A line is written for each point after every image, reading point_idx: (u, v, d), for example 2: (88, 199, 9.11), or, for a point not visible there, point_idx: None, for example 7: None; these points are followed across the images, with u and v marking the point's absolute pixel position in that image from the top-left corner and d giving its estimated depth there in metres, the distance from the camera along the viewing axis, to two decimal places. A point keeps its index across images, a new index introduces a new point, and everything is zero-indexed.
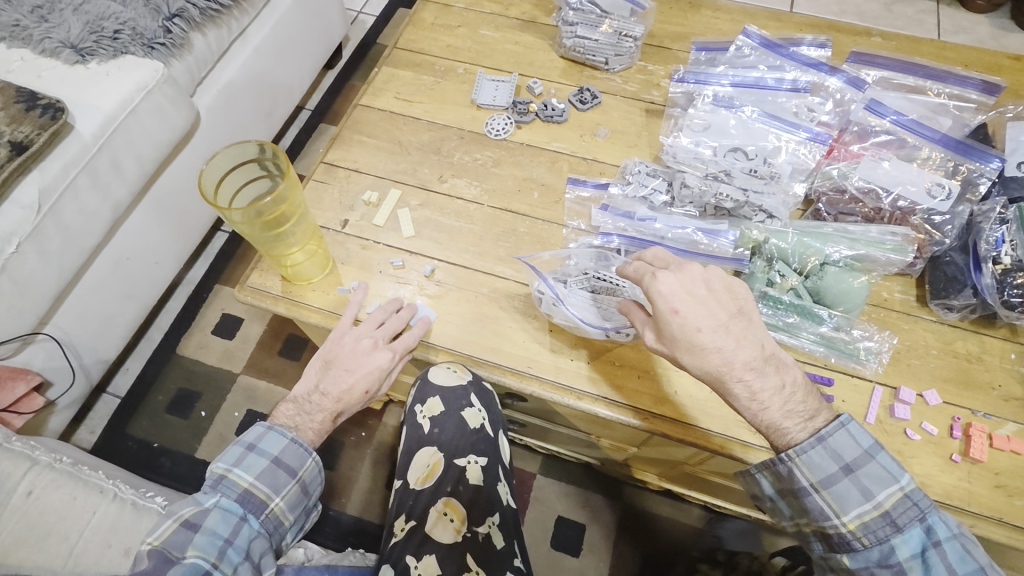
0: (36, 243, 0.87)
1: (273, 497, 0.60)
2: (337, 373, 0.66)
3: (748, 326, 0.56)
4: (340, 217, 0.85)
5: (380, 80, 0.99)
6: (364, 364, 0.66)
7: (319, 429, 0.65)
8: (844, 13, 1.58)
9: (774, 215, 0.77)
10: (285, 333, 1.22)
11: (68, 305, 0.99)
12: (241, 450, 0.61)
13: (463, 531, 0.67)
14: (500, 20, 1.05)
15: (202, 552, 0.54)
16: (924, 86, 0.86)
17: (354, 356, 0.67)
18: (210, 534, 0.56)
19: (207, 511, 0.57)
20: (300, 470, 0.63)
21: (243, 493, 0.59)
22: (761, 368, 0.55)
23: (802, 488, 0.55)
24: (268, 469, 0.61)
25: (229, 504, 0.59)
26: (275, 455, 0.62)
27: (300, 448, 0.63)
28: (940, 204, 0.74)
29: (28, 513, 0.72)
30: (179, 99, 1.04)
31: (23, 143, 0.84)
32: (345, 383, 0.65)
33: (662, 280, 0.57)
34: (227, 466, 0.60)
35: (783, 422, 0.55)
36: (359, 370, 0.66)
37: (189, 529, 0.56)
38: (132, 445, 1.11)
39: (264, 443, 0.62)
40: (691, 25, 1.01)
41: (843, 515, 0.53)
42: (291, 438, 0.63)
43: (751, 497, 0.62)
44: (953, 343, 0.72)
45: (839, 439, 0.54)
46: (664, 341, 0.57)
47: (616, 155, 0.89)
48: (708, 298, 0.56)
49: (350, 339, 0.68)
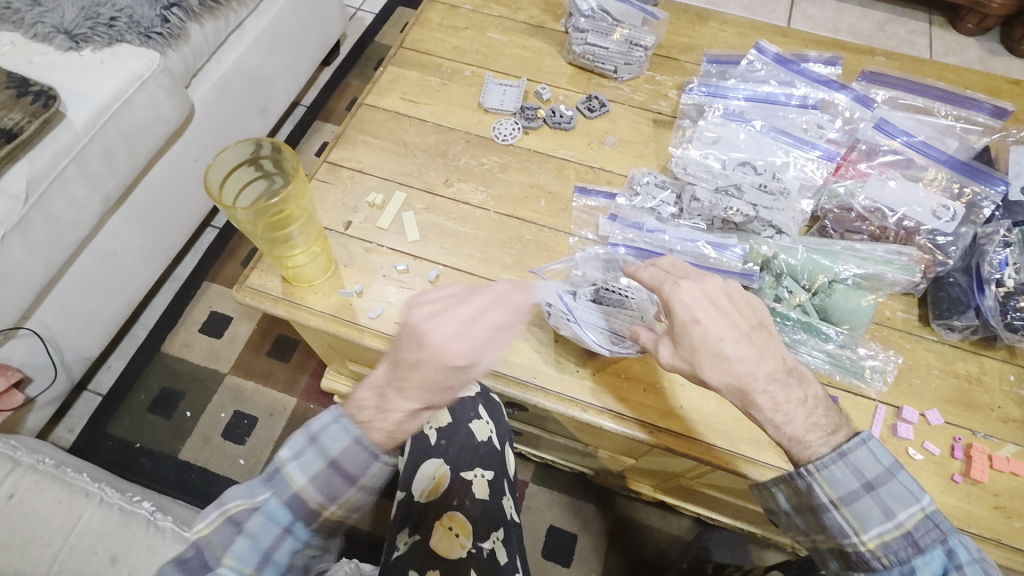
0: (22, 235, 0.84)
1: (328, 507, 0.44)
2: (407, 354, 0.45)
3: (770, 338, 0.56)
4: (343, 218, 0.83)
5: (386, 79, 0.97)
6: (444, 344, 0.44)
7: (392, 429, 0.45)
8: (838, 31, 1.60)
9: (783, 230, 0.77)
10: (275, 333, 1.20)
11: (51, 300, 0.95)
12: (300, 440, 0.44)
13: (467, 547, 0.66)
14: (508, 24, 1.04)
15: (237, 563, 0.43)
16: (933, 107, 0.87)
17: (430, 332, 0.45)
18: (250, 540, 0.43)
19: (254, 510, 0.43)
20: (363, 478, 0.44)
21: (292, 497, 0.44)
22: (784, 379, 0.55)
23: (822, 504, 0.54)
24: (323, 475, 0.44)
25: (275, 508, 0.43)
26: (335, 457, 0.44)
27: (365, 452, 0.44)
28: (945, 224, 0.75)
29: (9, 518, 0.69)
30: (175, 91, 1.01)
31: (12, 131, 0.80)
32: (418, 371, 0.44)
33: (683, 289, 0.57)
34: (285, 456, 0.44)
35: (805, 436, 0.55)
36: (438, 352, 0.44)
37: (232, 529, 0.43)
38: (112, 445, 1.07)
39: (327, 437, 0.44)
40: (698, 36, 1.01)
41: (863, 533, 0.53)
42: (356, 439, 0.44)
43: (765, 510, 0.62)
44: (954, 363, 0.73)
45: (860, 455, 0.54)
46: (683, 353, 0.57)
47: (623, 165, 0.89)
48: (729, 309, 0.57)
49: (415, 317, 0.46)
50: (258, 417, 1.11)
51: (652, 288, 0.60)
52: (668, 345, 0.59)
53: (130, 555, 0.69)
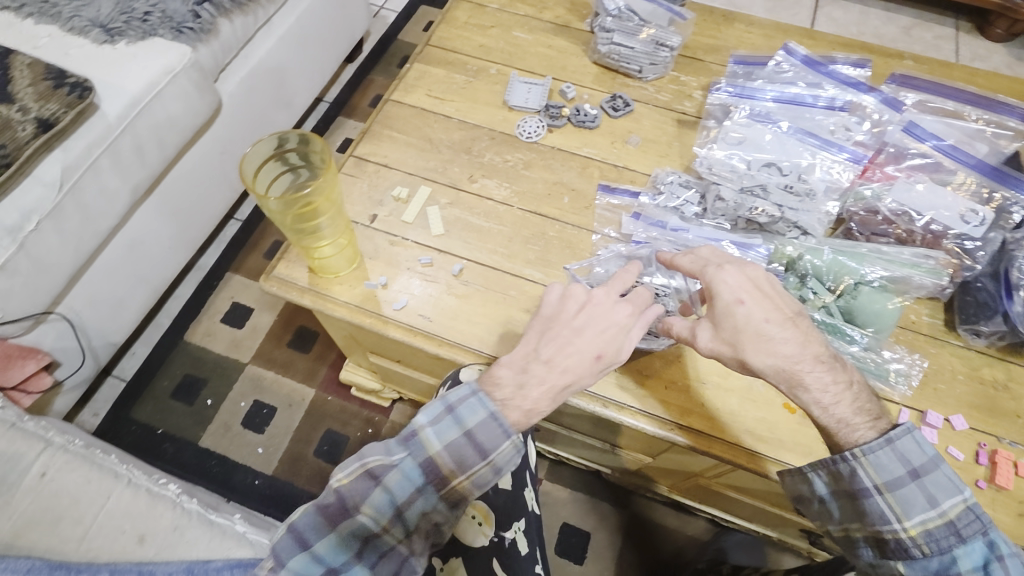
0: (55, 221, 0.86)
1: (458, 475, 0.50)
2: (563, 332, 0.55)
3: (810, 324, 0.59)
4: (369, 211, 0.84)
5: (412, 76, 0.98)
6: (598, 322, 0.56)
7: (529, 408, 0.52)
8: (863, 35, 1.58)
9: (808, 232, 0.78)
10: (295, 324, 1.21)
11: (81, 286, 0.98)
12: (440, 408, 0.50)
13: (490, 536, 0.66)
14: (534, 23, 1.05)
15: (375, 512, 0.48)
16: (963, 111, 0.86)
17: (586, 312, 0.57)
18: (387, 493, 0.48)
19: (393, 467, 0.48)
20: (494, 453, 0.50)
21: (428, 461, 0.49)
22: (831, 362, 0.57)
23: (864, 489, 0.55)
24: (459, 444, 0.49)
25: (412, 469, 0.49)
26: (470, 428, 0.50)
27: (499, 428, 0.50)
28: (972, 229, 0.74)
29: (41, 495, 0.71)
30: (204, 84, 1.03)
31: (50, 120, 0.83)
32: (575, 345, 0.55)
33: (726, 273, 0.59)
34: (423, 420, 0.50)
35: (854, 418, 0.57)
36: (593, 329, 0.56)
37: (371, 481, 0.48)
38: (135, 429, 1.10)
39: (463, 409, 0.50)
40: (724, 38, 1.01)
41: (905, 520, 0.54)
42: (491, 415, 0.50)
43: (796, 497, 0.63)
44: (979, 369, 0.72)
45: (906, 444, 0.55)
46: (724, 336, 0.58)
47: (646, 164, 0.89)
48: (772, 295, 0.58)
49: (578, 293, 0.58)
50: (277, 406, 1.13)
51: (694, 272, 0.61)
52: (707, 327, 0.59)
53: (157, 535, 0.70)
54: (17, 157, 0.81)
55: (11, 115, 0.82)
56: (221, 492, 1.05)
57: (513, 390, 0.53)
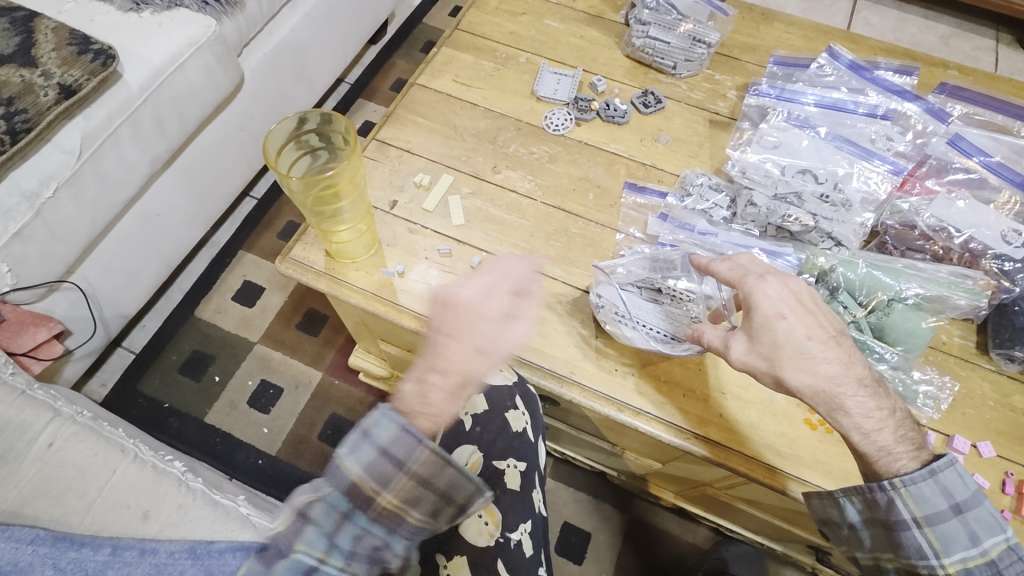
0: (73, 189, 0.85)
1: (385, 492, 0.45)
2: (444, 342, 0.58)
3: (854, 346, 0.57)
4: (389, 197, 0.83)
5: (439, 60, 0.96)
6: (471, 323, 0.61)
7: (435, 411, 0.54)
8: (899, 41, 1.54)
9: (841, 243, 0.75)
10: (305, 306, 1.20)
11: (96, 256, 0.97)
12: (353, 433, 0.46)
13: (495, 536, 0.65)
14: (566, 12, 1.02)
15: (307, 548, 0.45)
16: (1011, 126, 0.83)
17: (464, 321, 0.61)
18: (316, 528, 0.45)
19: (315, 500, 0.46)
20: (412, 463, 0.45)
21: (349, 485, 0.45)
22: (874, 387, 0.55)
23: (902, 522, 0.54)
24: (377, 461, 0.45)
25: (335, 498, 0.45)
26: (384, 444, 0.46)
27: (410, 437, 0.46)
28: (1014, 250, 0.72)
29: (47, 465, 0.70)
30: (227, 59, 1.01)
31: (72, 87, 0.82)
32: (450, 349, 0.58)
33: (768, 284, 0.57)
34: (340, 451, 0.46)
35: (895, 447, 0.55)
36: (468, 333, 0.60)
37: (301, 519, 0.46)
38: (141, 402, 1.09)
39: (373, 428, 0.46)
40: (762, 37, 0.98)
41: (945, 557, 0.53)
42: (401, 426, 0.46)
43: (823, 520, 0.61)
44: (1010, 396, 0.70)
45: (949, 476, 0.54)
46: (761, 349, 0.56)
47: (675, 164, 0.87)
48: (813, 311, 0.56)
49: (449, 318, 0.62)
50: (283, 388, 1.12)
51: (733, 280, 0.60)
52: (741, 339, 0.57)
53: (161, 512, 0.70)
54: (38, 123, 0.79)
55: (33, 79, 0.80)
56: (224, 470, 1.04)
57: (416, 400, 0.54)
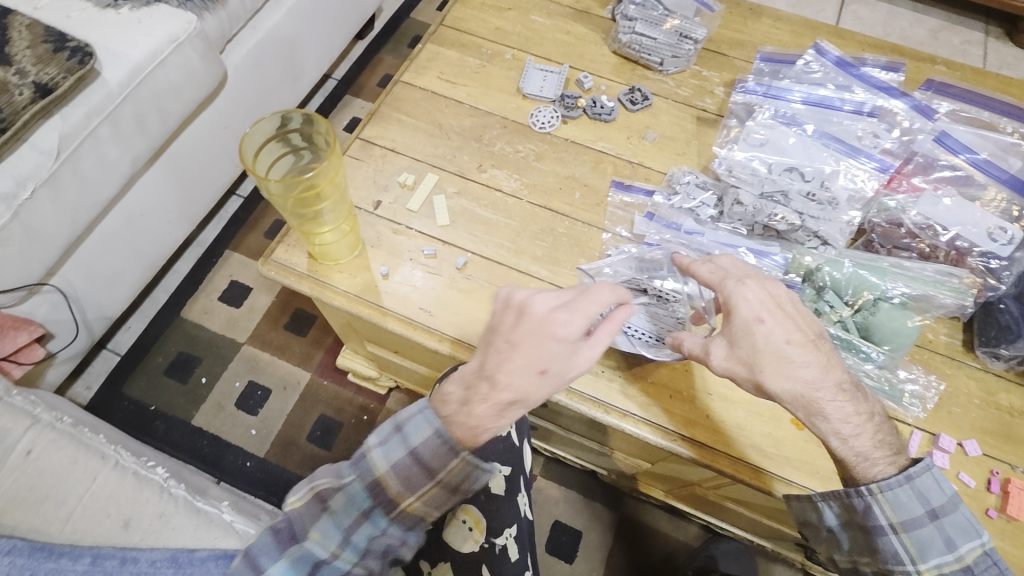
0: (51, 191, 0.83)
1: (408, 494, 0.48)
2: (500, 345, 0.49)
3: (832, 351, 0.56)
4: (373, 197, 0.82)
5: (424, 57, 0.94)
6: (536, 334, 0.48)
7: (476, 425, 0.48)
8: (889, 36, 1.53)
9: (828, 242, 0.75)
10: (293, 307, 1.19)
11: (77, 258, 0.95)
12: (389, 428, 0.50)
13: (480, 542, 0.64)
14: (553, 8, 1.01)
15: (322, 538, 0.47)
16: (998, 123, 0.83)
17: (521, 326, 0.49)
18: (333, 518, 0.47)
19: (340, 488, 0.48)
20: (443, 469, 0.48)
21: (374, 480, 0.48)
22: (852, 392, 0.55)
23: (879, 527, 0.54)
24: (405, 460, 0.48)
25: (359, 491, 0.48)
26: (415, 446, 0.48)
27: (445, 447, 0.48)
28: (999, 248, 0.71)
29: (27, 473, 0.69)
30: (209, 56, 0.99)
31: (48, 85, 0.80)
32: (512, 363, 0.48)
33: (744, 288, 0.57)
34: (373, 441, 0.49)
35: (873, 452, 0.55)
36: (525, 345, 0.48)
37: (319, 503, 0.48)
38: (126, 405, 1.08)
39: (410, 427, 0.49)
40: (750, 33, 0.97)
41: (920, 562, 0.53)
42: (435, 430, 0.48)
43: (801, 521, 0.61)
44: (996, 394, 0.70)
45: (926, 482, 0.54)
46: (740, 355, 0.55)
47: (662, 161, 0.86)
48: (793, 316, 0.56)
49: (506, 323, 0.50)
50: (271, 389, 1.11)
51: (713, 283, 0.59)
52: (721, 345, 0.57)
53: (144, 520, 0.69)
54: (13, 123, 0.77)
55: (8, 78, 0.79)
56: (211, 473, 1.04)
57: (459, 407, 0.49)
